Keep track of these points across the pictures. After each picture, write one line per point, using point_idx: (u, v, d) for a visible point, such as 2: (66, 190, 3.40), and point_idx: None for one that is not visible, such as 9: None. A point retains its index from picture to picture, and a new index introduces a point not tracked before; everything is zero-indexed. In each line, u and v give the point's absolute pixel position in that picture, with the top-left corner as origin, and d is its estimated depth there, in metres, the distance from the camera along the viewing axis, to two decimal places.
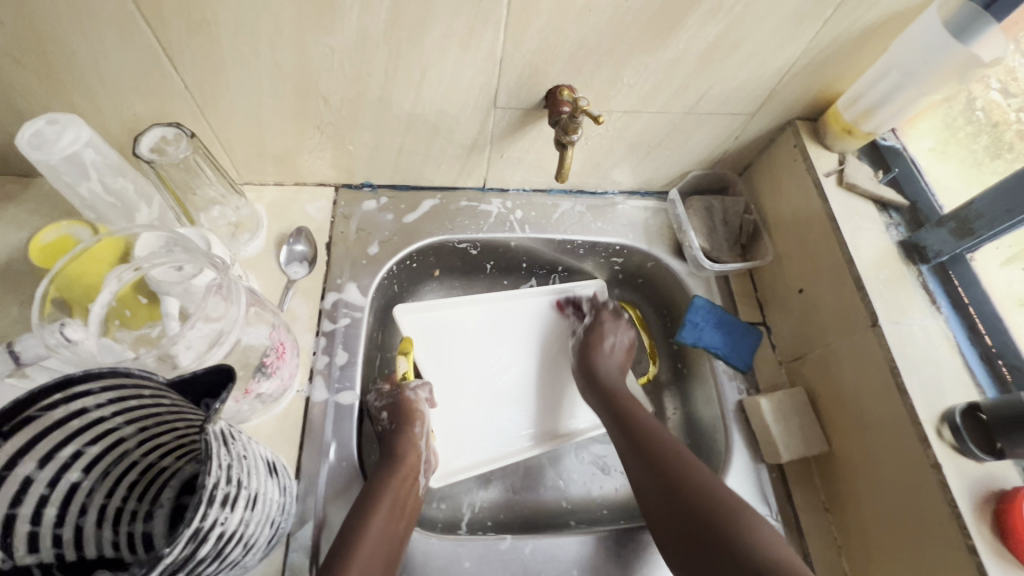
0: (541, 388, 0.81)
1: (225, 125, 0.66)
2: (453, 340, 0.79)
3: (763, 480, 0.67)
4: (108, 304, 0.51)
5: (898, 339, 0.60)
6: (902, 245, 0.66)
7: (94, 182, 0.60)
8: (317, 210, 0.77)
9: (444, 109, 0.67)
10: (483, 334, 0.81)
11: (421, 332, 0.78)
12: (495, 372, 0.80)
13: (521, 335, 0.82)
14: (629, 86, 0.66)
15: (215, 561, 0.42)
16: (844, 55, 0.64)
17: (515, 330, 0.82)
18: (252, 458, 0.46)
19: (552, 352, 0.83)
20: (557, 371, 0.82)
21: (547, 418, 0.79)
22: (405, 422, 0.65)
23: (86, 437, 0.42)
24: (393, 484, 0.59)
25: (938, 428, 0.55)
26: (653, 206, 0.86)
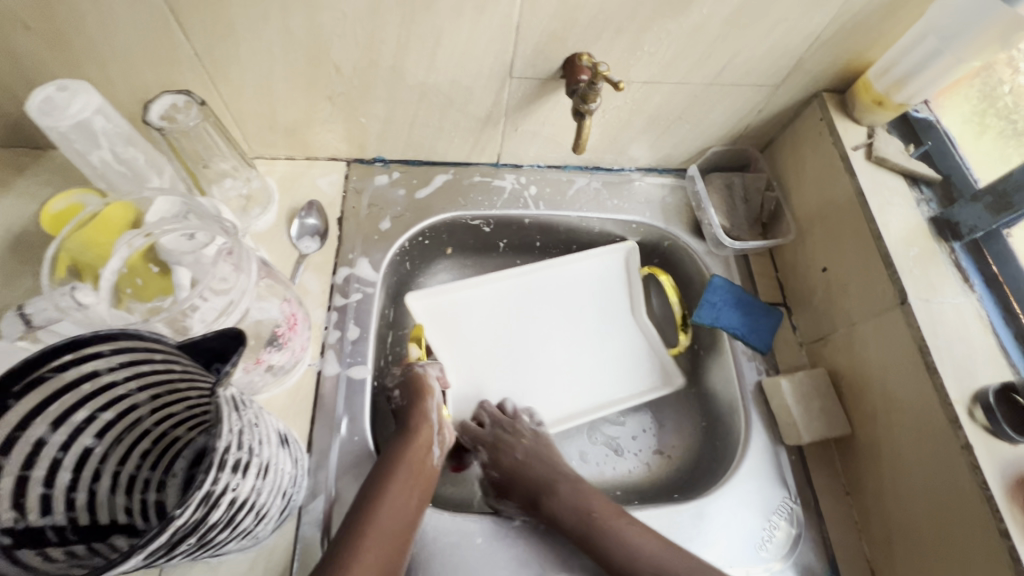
0: (568, 357, 0.79)
1: (236, 95, 0.65)
2: (468, 325, 0.78)
3: (782, 463, 0.65)
4: (117, 271, 0.50)
5: (928, 317, 0.57)
6: (933, 221, 0.64)
7: (104, 150, 0.59)
8: (328, 185, 0.76)
9: (459, 79, 0.65)
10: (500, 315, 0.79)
11: (435, 320, 0.77)
12: (525, 348, 0.78)
13: (545, 302, 0.81)
14: (649, 55, 0.63)
15: (226, 528, 0.42)
16: (877, 22, 0.62)
17: (538, 296, 0.81)
18: (265, 427, 0.46)
19: (580, 321, 0.81)
20: (589, 346, 0.80)
21: (577, 388, 0.77)
22: (417, 397, 0.64)
23: (97, 401, 0.42)
24: (404, 464, 0.57)
25: (969, 409, 0.53)
26: (671, 183, 0.84)
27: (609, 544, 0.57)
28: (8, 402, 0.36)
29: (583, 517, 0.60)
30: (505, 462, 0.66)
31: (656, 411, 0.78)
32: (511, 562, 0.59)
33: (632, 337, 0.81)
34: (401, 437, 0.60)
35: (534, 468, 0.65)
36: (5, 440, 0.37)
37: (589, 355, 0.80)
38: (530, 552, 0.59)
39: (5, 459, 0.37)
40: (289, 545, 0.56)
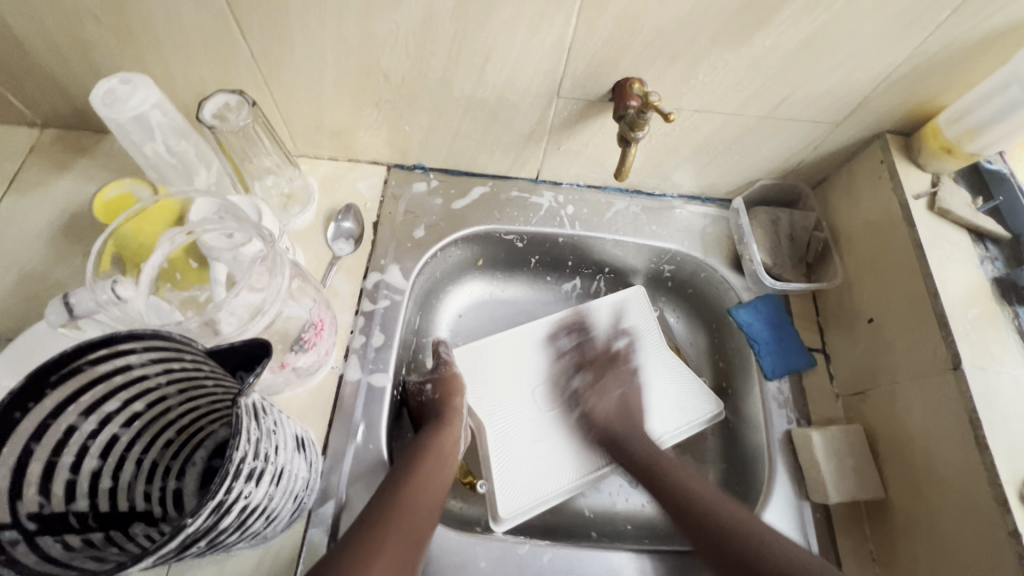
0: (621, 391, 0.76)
1: (287, 96, 0.66)
2: (520, 452, 0.70)
3: (805, 520, 0.62)
4: (158, 265, 0.52)
5: (983, 387, 0.53)
6: (997, 282, 0.60)
7: (159, 143, 0.61)
8: (367, 188, 0.77)
9: (506, 95, 0.64)
10: (478, 394, 0.74)
11: (521, 495, 0.67)
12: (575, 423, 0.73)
13: (509, 355, 0.77)
14: (703, 84, 0.61)
15: (236, 531, 0.42)
16: (953, 65, 0.58)
17: (478, 357, 0.76)
18: (283, 432, 0.47)
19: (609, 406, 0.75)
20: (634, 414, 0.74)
21: (671, 417, 0.73)
22: (449, 395, 0.69)
23: (127, 393, 0.43)
24: (428, 451, 0.61)
25: (1021, 492, 0.49)
26: (714, 213, 0.81)
27: (668, 479, 0.63)
28: (44, 392, 0.37)
29: (651, 459, 0.66)
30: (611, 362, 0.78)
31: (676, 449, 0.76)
32: None
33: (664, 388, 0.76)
34: (420, 447, 0.61)
35: (621, 421, 0.71)
36: (38, 427, 0.38)
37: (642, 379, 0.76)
38: None
39: (37, 446, 0.38)
40: (297, 548, 0.56)
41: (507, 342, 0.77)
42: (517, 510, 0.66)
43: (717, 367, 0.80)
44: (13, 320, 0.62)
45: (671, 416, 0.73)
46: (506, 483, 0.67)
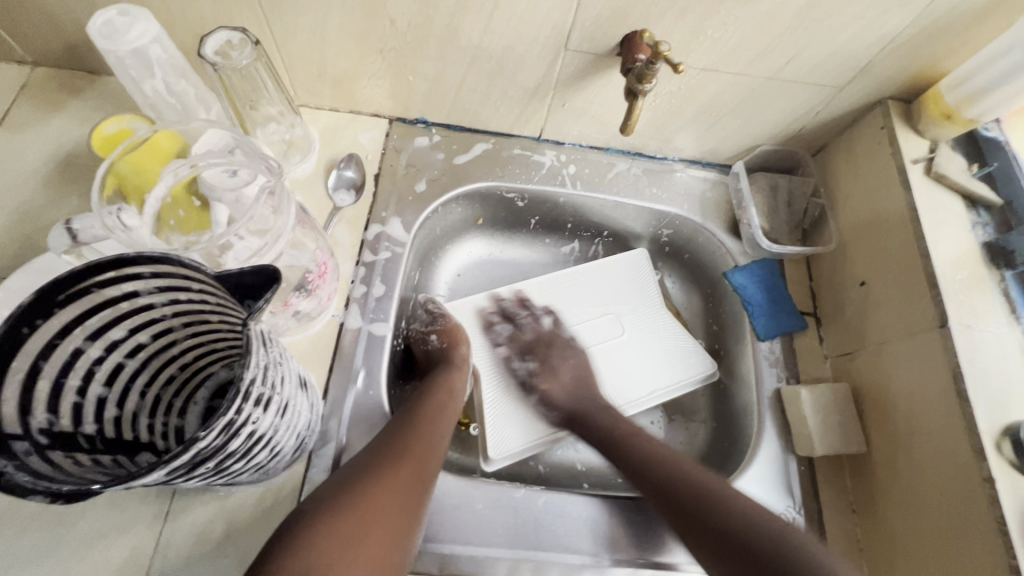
0: (618, 345, 0.77)
1: (290, 41, 0.65)
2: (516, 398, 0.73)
3: (790, 472, 0.64)
4: (161, 199, 0.52)
5: (967, 343, 0.55)
6: (986, 246, 0.61)
7: (158, 80, 0.59)
8: (369, 140, 0.76)
9: (512, 46, 0.64)
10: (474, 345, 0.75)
11: (516, 439, 0.69)
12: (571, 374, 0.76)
13: (504, 307, 0.79)
14: (711, 40, 0.61)
15: (243, 459, 0.43)
16: (957, 29, 0.59)
17: (473, 308, 0.77)
18: (286, 367, 0.47)
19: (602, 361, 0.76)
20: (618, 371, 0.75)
21: (662, 374, 0.75)
22: (452, 345, 0.70)
23: (133, 321, 0.43)
24: (438, 392, 0.63)
25: (997, 441, 0.51)
26: (714, 178, 0.82)
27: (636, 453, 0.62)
28: (52, 310, 0.37)
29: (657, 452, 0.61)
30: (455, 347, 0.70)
31: (667, 408, 0.78)
32: (507, 530, 0.59)
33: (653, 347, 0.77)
34: (420, 400, 0.62)
35: (578, 398, 0.70)
36: (47, 345, 0.38)
37: (638, 336, 0.78)
38: (527, 523, 0.60)
39: (46, 364, 0.38)
40: (297, 487, 0.57)
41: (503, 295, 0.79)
42: (509, 453, 0.68)
43: (710, 330, 0.81)
44: (9, 258, 0.62)
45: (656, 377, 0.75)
46: (499, 427, 0.70)
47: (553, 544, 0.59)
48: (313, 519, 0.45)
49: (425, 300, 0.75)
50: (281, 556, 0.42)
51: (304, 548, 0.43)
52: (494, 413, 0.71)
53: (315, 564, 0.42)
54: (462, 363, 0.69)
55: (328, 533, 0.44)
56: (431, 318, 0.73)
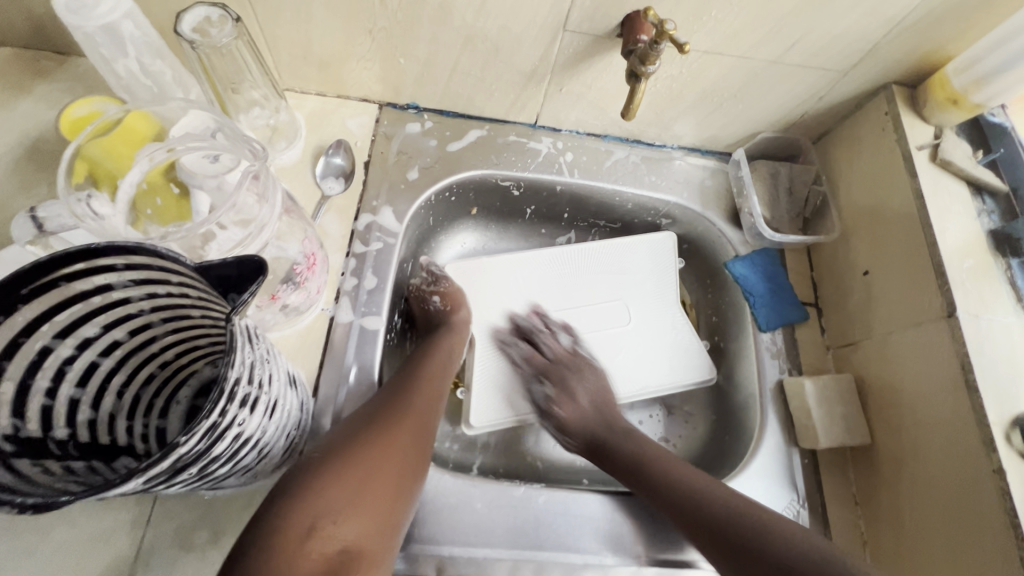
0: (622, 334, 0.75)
1: (273, 20, 0.61)
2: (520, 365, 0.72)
3: (793, 465, 0.63)
4: (137, 185, 0.48)
5: (974, 333, 0.54)
6: (992, 234, 0.60)
7: (131, 59, 0.55)
8: (358, 126, 0.73)
9: (508, 26, 0.61)
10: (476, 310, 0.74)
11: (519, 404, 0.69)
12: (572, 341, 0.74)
13: (505, 272, 0.76)
14: (715, 21, 0.59)
15: (228, 463, 0.40)
16: (966, 11, 0.57)
17: (475, 273, 0.75)
18: (274, 364, 0.44)
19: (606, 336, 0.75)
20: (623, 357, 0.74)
21: (669, 368, 0.73)
22: (457, 307, 0.70)
23: (106, 317, 0.41)
24: (437, 351, 0.64)
25: (1007, 433, 0.50)
26: (713, 166, 0.80)
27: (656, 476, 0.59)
28: (15, 304, 0.34)
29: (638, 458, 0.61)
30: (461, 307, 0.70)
31: (667, 401, 0.76)
32: (508, 529, 0.58)
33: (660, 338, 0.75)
34: (421, 361, 0.62)
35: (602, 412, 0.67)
36: (9, 344, 0.35)
37: (645, 326, 0.76)
38: (528, 522, 0.58)
39: (9, 363, 0.36)
40: None
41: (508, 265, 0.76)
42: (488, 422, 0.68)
43: (708, 322, 0.80)
44: None
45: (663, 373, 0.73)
46: (484, 397, 0.69)
47: (554, 544, 0.58)
48: (320, 471, 0.47)
49: (427, 262, 0.74)
50: (292, 500, 0.45)
51: (312, 499, 0.45)
52: (481, 381, 0.70)
53: (323, 514, 0.45)
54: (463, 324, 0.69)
55: (335, 481, 0.47)
56: (432, 278, 0.72)
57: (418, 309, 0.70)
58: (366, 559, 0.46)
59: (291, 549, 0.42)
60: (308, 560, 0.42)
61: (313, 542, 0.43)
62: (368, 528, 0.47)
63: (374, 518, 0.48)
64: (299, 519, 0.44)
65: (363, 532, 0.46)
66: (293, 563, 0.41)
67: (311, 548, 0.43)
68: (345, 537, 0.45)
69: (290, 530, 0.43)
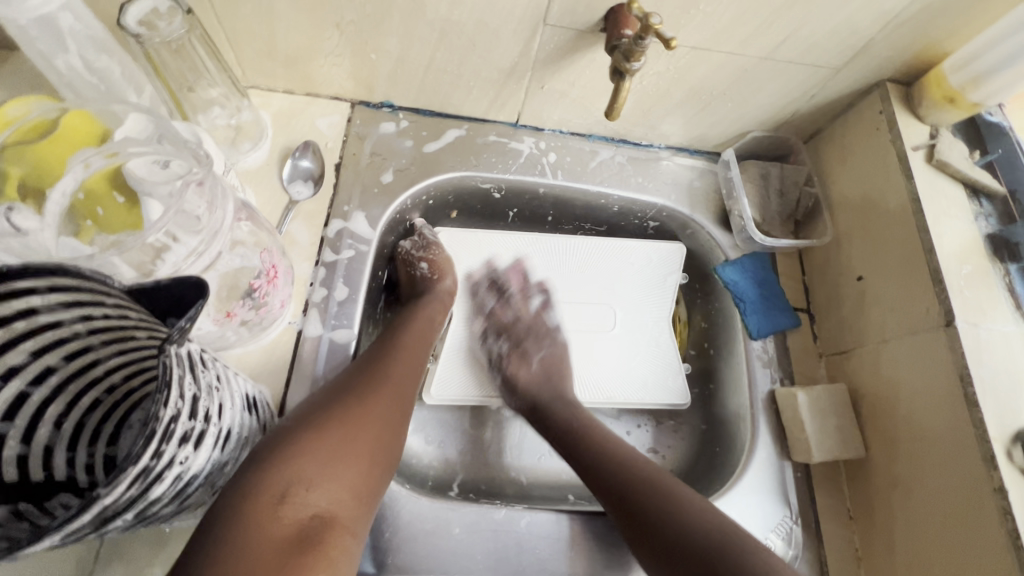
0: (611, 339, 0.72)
1: (231, 12, 0.56)
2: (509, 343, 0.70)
3: (785, 479, 0.61)
4: (73, 195, 0.43)
5: (974, 343, 0.52)
6: (989, 238, 0.58)
7: (73, 55, 0.50)
8: (328, 126, 0.69)
9: (485, 20, 0.57)
10: (460, 281, 0.72)
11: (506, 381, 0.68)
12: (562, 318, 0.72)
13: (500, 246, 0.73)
14: (704, 15, 0.55)
15: (173, 501, 0.37)
16: (966, 5, 0.54)
17: (469, 248, 0.73)
18: (228, 390, 0.41)
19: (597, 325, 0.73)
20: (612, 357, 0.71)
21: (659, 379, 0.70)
22: (441, 276, 0.67)
23: (34, 343, 0.37)
24: (415, 322, 0.62)
25: (1008, 449, 0.48)
26: (702, 166, 0.77)
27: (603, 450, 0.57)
28: None
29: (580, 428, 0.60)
30: (449, 276, 0.68)
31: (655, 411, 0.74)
32: (488, 555, 0.55)
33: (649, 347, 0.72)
34: (399, 332, 0.59)
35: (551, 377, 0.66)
36: None
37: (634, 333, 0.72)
38: (509, 546, 0.55)
39: None
40: None
41: (502, 247, 0.73)
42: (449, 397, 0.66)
43: (698, 327, 0.77)
44: None
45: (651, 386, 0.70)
46: (450, 368, 0.67)
47: (536, 570, 0.55)
48: (293, 435, 0.44)
49: (421, 224, 0.72)
50: (260, 469, 0.41)
51: (286, 463, 0.42)
52: (451, 352, 0.68)
53: (295, 478, 0.41)
54: (445, 296, 0.67)
55: (308, 446, 0.43)
56: (422, 243, 0.69)
57: (403, 274, 0.69)
58: (342, 527, 0.42)
59: (259, 516, 0.39)
60: (276, 527, 0.39)
61: (284, 508, 0.40)
62: (344, 493, 0.44)
63: (351, 483, 0.44)
64: (270, 483, 0.40)
65: (339, 498, 0.43)
66: (260, 531, 0.38)
67: (282, 514, 0.39)
68: (318, 504, 0.41)
69: (260, 497, 0.39)
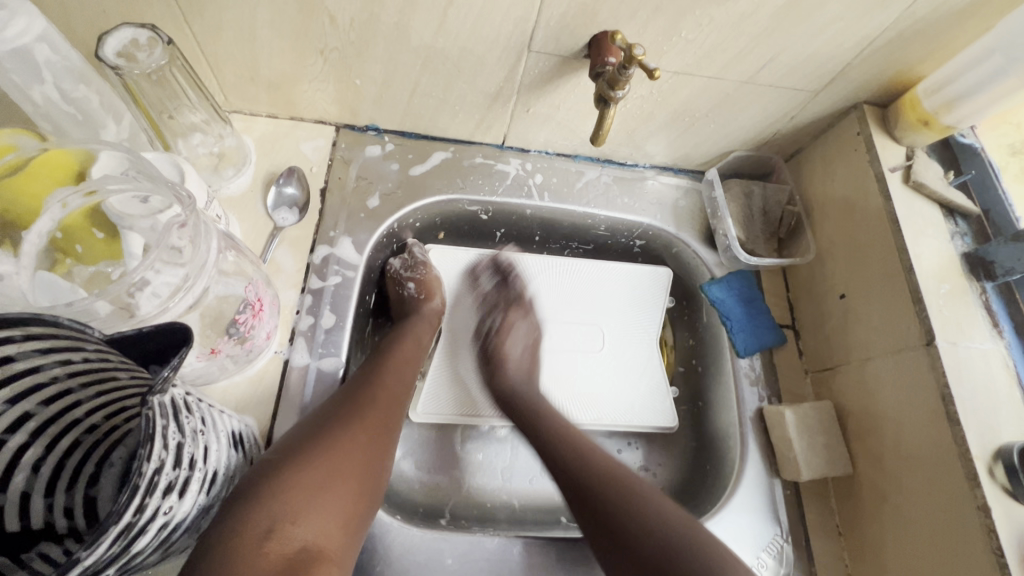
0: (595, 359, 0.72)
1: (213, 39, 0.56)
2: None
3: (776, 498, 0.61)
4: (49, 233, 0.43)
5: (953, 362, 0.53)
6: (966, 257, 0.60)
7: (48, 86, 0.49)
8: (313, 150, 0.68)
9: (470, 47, 0.57)
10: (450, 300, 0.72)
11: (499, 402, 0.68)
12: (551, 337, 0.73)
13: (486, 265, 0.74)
14: (685, 41, 0.56)
15: (157, 551, 0.36)
16: (937, 32, 0.56)
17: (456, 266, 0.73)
18: (215, 432, 0.40)
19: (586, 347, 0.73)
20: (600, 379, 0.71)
21: (639, 404, 0.71)
22: (428, 296, 0.67)
23: (9, 390, 0.35)
24: (404, 348, 0.61)
25: (990, 467, 0.49)
26: (686, 185, 0.78)
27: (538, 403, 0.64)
28: None
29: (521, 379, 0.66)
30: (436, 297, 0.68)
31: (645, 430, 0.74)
32: None
33: (632, 370, 0.72)
34: (385, 356, 0.59)
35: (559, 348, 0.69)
36: None
37: (618, 354, 0.73)
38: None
39: None
40: None
41: (489, 264, 0.74)
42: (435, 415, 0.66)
43: (686, 345, 0.77)
44: None
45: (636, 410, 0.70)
46: (438, 386, 0.67)
47: None
48: (279, 469, 0.43)
49: (413, 242, 0.71)
50: (245, 504, 0.40)
51: (271, 498, 0.41)
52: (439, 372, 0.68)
53: (282, 511, 0.40)
54: (430, 317, 0.67)
55: (293, 479, 0.42)
56: (411, 262, 0.69)
57: (392, 293, 0.68)
58: (330, 560, 0.41)
59: (243, 553, 0.37)
60: (263, 562, 0.37)
61: (270, 544, 0.38)
62: (330, 527, 0.42)
63: (336, 516, 0.43)
64: (255, 519, 0.39)
65: (326, 531, 0.42)
66: (248, 567, 0.36)
67: (268, 549, 0.38)
68: (304, 537, 0.40)
69: (245, 532, 0.38)
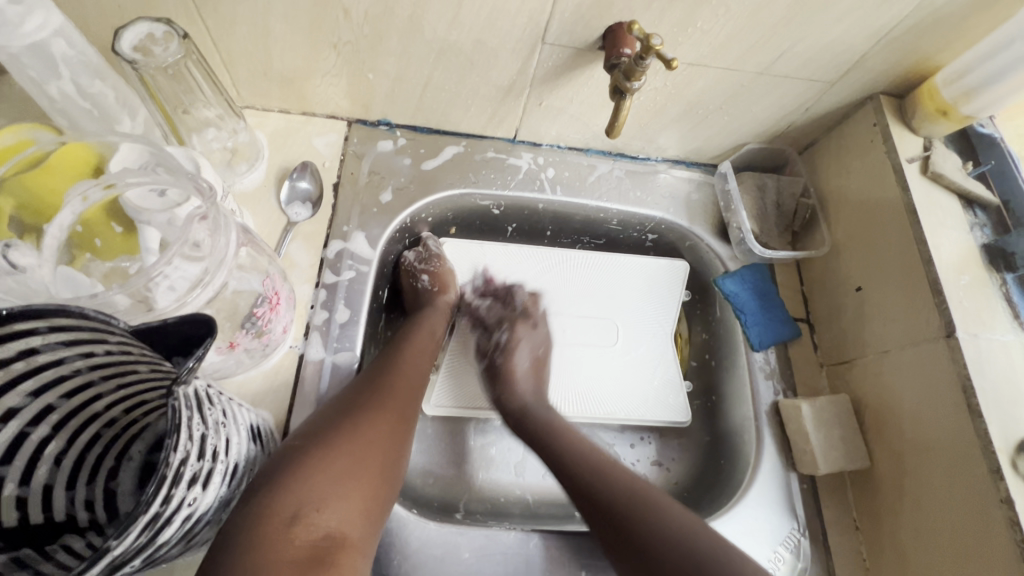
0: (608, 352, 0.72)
1: (226, 34, 0.55)
2: None
3: (793, 492, 0.61)
4: (70, 227, 0.43)
5: (974, 354, 0.53)
6: (985, 248, 0.59)
7: (65, 82, 0.49)
8: (325, 145, 0.68)
9: (484, 40, 0.57)
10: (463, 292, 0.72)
11: None
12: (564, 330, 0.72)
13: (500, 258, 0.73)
14: (701, 32, 0.56)
15: (180, 542, 0.36)
16: (957, 20, 0.55)
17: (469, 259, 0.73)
18: (235, 424, 0.40)
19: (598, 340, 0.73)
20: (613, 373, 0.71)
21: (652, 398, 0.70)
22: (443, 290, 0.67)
23: (33, 383, 0.36)
24: (420, 338, 0.61)
25: (1013, 459, 0.49)
26: (699, 178, 0.77)
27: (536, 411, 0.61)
28: None
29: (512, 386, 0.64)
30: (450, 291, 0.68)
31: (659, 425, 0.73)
32: None
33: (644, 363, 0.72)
34: (402, 346, 0.59)
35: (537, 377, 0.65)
36: None
37: (630, 347, 0.72)
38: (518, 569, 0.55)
39: None
40: None
41: (501, 257, 0.73)
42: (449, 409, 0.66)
43: (698, 339, 0.77)
44: None
45: (650, 404, 0.70)
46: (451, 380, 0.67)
47: None
48: (302, 456, 0.43)
49: (426, 236, 0.71)
50: (270, 491, 0.40)
51: (295, 485, 0.41)
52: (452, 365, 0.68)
53: (307, 499, 0.40)
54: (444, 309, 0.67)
55: (316, 466, 0.43)
56: (425, 255, 0.69)
57: (406, 286, 0.68)
58: (354, 546, 0.41)
59: (270, 538, 0.38)
60: (288, 548, 0.38)
61: (296, 530, 0.39)
62: (353, 513, 0.43)
63: (359, 502, 0.43)
64: (280, 505, 0.40)
65: (350, 517, 0.42)
66: (274, 553, 0.37)
67: (294, 535, 0.38)
68: (329, 523, 0.41)
69: (271, 519, 0.39)
